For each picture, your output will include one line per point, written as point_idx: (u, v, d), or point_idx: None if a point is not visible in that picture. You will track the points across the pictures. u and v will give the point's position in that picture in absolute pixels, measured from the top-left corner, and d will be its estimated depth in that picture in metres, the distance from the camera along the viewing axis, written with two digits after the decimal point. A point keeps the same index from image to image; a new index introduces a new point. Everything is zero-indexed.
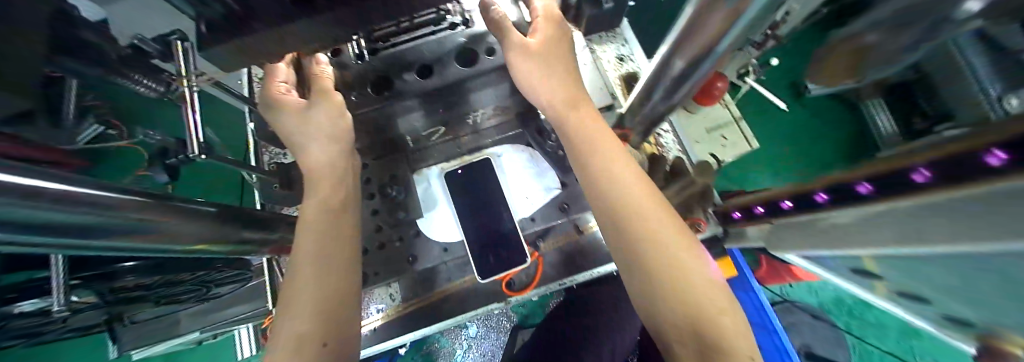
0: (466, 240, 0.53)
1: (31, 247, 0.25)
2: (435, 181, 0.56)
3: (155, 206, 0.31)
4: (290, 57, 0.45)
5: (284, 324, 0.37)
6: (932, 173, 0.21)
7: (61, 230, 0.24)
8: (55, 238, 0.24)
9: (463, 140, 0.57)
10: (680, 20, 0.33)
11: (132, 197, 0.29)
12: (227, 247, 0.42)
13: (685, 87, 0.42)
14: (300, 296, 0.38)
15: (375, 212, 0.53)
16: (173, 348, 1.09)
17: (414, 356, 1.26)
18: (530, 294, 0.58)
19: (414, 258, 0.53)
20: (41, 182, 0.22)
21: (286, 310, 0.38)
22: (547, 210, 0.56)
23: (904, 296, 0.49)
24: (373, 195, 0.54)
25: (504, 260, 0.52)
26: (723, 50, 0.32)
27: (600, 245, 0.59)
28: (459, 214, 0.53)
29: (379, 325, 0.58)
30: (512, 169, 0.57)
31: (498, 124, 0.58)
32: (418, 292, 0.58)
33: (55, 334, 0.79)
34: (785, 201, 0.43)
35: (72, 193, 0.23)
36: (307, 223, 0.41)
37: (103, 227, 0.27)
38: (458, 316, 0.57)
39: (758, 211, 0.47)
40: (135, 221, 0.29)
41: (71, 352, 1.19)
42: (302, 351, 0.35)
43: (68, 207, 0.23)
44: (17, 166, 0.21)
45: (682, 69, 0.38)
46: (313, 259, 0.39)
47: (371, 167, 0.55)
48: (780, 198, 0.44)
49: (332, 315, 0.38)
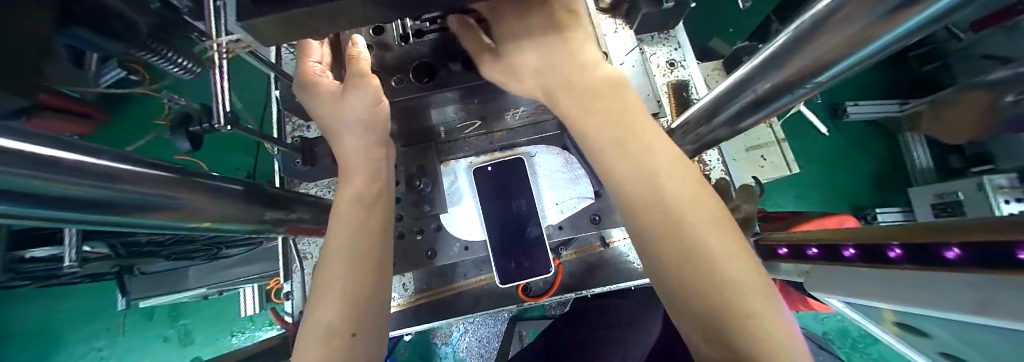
0: (489, 242, 0.50)
1: (44, 219, 0.22)
2: (462, 175, 0.55)
3: (179, 183, 0.28)
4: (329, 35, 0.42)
5: (314, 311, 0.35)
6: None
7: (76, 205, 0.21)
8: (68, 214, 0.22)
9: (496, 135, 0.55)
10: (772, 43, 0.29)
11: (161, 172, 0.27)
12: (246, 225, 0.40)
13: (759, 112, 0.39)
14: (328, 285, 0.36)
15: (399, 202, 0.50)
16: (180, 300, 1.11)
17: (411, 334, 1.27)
18: (546, 301, 0.56)
19: (433, 253, 0.50)
20: (59, 152, 0.18)
21: (315, 311, 0.35)
22: (576, 219, 0.51)
23: (947, 357, 0.44)
24: (399, 183, 0.51)
25: (525, 269, 0.49)
26: (821, 79, 0.29)
27: (625, 260, 0.57)
28: (484, 212, 0.51)
29: (394, 312, 0.56)
30: (544, 171, 0.54)
31: (536, 122, 0.54)
32: (432, 284, 0.57)
33: (68, 277, 0.81)
34: (850, 247, 0.39)
35: (95, 167, 0.21)
36: (342, 218, 0.39)
37: (122, 203, 0.24)
38: (472, 315, 0.55)
39: (812, 252, 0.44)
40: (157, 197, 0.26)
41: (83, 294, 1.23)
42: (332, 341, 0.33)
43: (91, 183, 0.20)
44: (34, 131, 0.18)
45: (765, 91, 0.34)
46: (343, 247, 0.37)
47: (400, 154, 0.52)
48: (843, 244, 0.40)
49: (360, 306, 0.36)
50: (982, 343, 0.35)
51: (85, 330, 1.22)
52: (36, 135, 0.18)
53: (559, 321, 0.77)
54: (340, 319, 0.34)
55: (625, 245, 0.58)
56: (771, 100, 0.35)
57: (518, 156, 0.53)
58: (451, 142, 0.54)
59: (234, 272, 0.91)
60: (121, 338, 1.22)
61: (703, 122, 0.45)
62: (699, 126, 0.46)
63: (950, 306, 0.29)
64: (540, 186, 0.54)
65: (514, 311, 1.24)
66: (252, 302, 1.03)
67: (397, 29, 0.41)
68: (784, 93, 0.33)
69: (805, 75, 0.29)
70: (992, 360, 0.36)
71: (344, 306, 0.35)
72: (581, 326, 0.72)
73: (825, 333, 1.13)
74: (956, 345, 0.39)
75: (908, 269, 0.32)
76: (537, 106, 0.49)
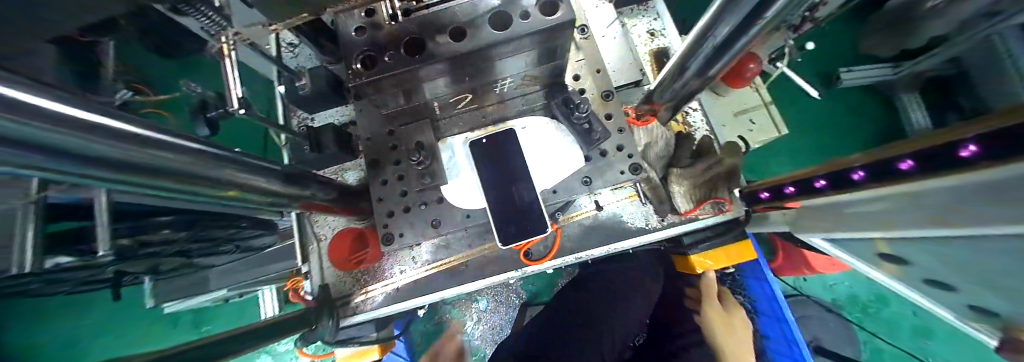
0: (488, 207, 0.52)
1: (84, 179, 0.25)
2: (458, 149, 0.57)
3: (206, 156, 0.31)
4: (348, 18, 0.45)
5: None
6: (980, 150, 0.21)
7: (136, 172, 0.26)
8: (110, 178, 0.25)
9: (488, 110, 0.57)
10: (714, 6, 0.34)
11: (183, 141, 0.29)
12: (262, 197, 0.43)
13: (724, 60, 0.42)
14: None
15: (402, 178, 0.54)
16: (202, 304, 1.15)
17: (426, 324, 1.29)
18: (547, 264, 0.59)
19: (438, 222, 0.53)
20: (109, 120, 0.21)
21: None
22: (569, 181, 0.54)
23: (934, 284, 0.46)
24: (400, 161, 0.54)
25: (524, 229, 0.51)
26: (768, 23, 0.33)
27: (620, 221, 0.60)
28: (483, 182, 0.53)
29: (408, 283, 0.59)
30: (535, 141, 0.57)
31: (525, 93, 0.56)
32: (440, 256, 0.59)
33: (83, 287, 0.77)
34: (820, 179, 0.40)
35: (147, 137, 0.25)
36: None
37: (164, 170, 0.27)
38: (481, 280, 0.58)
39: (789, 191, 0.47)
40: (185, 165, 0.29)
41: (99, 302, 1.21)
42: None
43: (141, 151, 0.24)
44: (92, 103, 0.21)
45: (724, 40, 0.37)
46: None
47: (398, 134, 0.55)
48: (816, 177, 0.41)
49: None
50: (960, 265, 0.36)
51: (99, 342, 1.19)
52: (104, 111, 0.21)
53: (563, 292, 0.78)
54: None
55: (618, 208, 0.60)
56: (727, 43, 0.38)
57: (508, 129, 0.54)
58: (446, 120, 0.57)
59: (235, 278, 0.89)
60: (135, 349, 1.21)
61: (679, 74, 0.48)
62: (677, 79, 0.49)
63: (923, 223, 0.32)
64: (532, 155, 0.56)
65: (524, 297, 1.28)
66: (269, 302, 1.06)
67: (387, 9, 0.46)
68: (741, 37, 0.36)
69: (753, 20, 0.32)
70: (967, 278, 0.38)
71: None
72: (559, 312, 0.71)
73: (835, 299, 1.10)
74: (940, 270, 0.41)
75: (873, 187, 0.33)
76: (523, 77, 0.51)
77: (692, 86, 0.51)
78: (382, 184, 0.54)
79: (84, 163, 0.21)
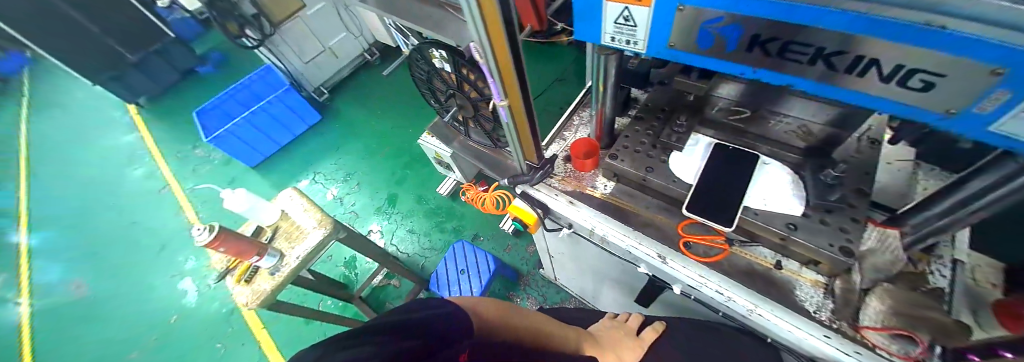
0: (695, 183, 0.63)
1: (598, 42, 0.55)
2: (700, 145, 0.68)
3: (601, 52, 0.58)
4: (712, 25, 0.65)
5: None
6: None
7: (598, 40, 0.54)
8: (587, 33, 0.54)
9: (750, 134, 0.67)
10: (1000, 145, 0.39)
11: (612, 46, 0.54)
12: (598, 97, 0.69)
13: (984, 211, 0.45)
14: None
15: (648, 132, 0.72)
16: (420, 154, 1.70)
17: (500, 289, 1.36)
18: (699, 263, 0.64)
19: (651, 169, 0.67)
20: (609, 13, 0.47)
21: None
22: (774, 219, 0.59)
23: None
24: (659, 123, 0.72)
25: (721, 215, 0.59)
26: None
27: (793, 288, 0.61)
28: (705, 167, 0.64)
29: (588, 194, 0.75)
30: (766, 176, 0.63)
31: (788, 141, 0.65)
32: (621, 196, 0.73)
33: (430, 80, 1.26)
34: None
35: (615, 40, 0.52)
36: None
37: (604, 47, 0.55)
38: (638, 233, 0.68)
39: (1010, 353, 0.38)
40: (600, 53, 0.58)
41: (380, 116, 1.87)
42: None
43: (614, 34, 0.51)
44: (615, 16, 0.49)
45: (988, 186, 0.42)
46: None
47: (669, 109, 0.73)
48: None
49: None
50: None
51: (368, 137, 1.81)
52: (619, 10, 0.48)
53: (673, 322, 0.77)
54: (487, 57, 0.51)
55: (795, 279, 0.62)
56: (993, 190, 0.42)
57: (757, 153, 0.64)
58: (711, 119, 0.70)
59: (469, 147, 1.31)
60: (362, 145, 1.79)
61: (930, 205, 0.50)
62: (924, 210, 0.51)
63: None
64: (756, 182, 0.63)
65: None
66: (450, 184, 1.52)
67: None
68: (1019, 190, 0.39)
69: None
70: None
71: (495, 55, 0.52)
72: (633, 352, 0.66)
73: None
74: None
75: None
76: (802, 126, 0.63)
77: (943, 228, 0.51)
78: (636, 130, 0.73)
79: (606, 20, 0.49)
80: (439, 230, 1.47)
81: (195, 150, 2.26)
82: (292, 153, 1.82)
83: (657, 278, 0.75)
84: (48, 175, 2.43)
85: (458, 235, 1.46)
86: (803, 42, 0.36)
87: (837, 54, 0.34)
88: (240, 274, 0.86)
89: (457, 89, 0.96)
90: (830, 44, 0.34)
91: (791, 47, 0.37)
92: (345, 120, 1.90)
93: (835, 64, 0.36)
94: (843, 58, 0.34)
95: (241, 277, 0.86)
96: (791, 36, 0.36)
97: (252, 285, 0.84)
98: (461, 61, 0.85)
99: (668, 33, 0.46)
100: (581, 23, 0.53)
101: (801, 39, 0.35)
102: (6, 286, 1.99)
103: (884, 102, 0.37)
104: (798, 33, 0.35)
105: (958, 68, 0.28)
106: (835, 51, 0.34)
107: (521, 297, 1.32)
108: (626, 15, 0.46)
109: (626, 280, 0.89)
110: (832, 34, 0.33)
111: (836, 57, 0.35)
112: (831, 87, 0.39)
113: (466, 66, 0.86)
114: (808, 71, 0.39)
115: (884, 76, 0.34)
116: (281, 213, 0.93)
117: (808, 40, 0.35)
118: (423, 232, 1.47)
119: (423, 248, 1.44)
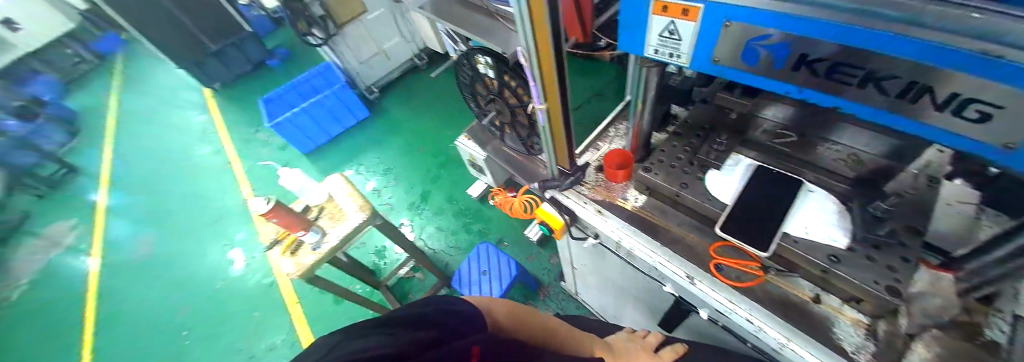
0: (730, 202, 0.63)
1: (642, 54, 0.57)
2: (740, 167, 0.68)
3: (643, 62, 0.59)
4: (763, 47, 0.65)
5: None
6: None
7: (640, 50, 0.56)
8: (630, 43, 0.56)
9: (795, 158, 0.66)
10: None
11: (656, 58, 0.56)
12: (639, 111, 0.71)
13: None
14: None
15: (686, 149, 0.73)
16: (455, 155, 1.77)
17: (517, 295, 1.38)
18: (729, 288, 0.62)
19: (685, 186, 0.68)
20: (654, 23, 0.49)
21: None
22: (815, 248, 0.57)
23: None
24: (700, 141, 0.73)
25: (756, 238, 0.58)
26: None
27: (831, 324, 0.57)
28: (744, 188, 0.64)
29: (616, 205, 0.76)
30: (811, 205, 0.62)
31: (837, 169, 0.63)
32: (651, 210, 0.73)
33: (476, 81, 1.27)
34: None
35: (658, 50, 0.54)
36: None
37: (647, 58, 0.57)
38: (665, 249, 0.68)
39: None
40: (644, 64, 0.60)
41: (421, 117, 1.99)
42: None
43: (657, 44, 0.52)
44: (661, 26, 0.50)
45: None
46: None
47: (710, 128, 0.74)
48: None
49: None
50: None
51: (407, 135, 1.92)
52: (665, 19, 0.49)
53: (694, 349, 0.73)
54: (531, 60, 0.55)
55: (835, 315, 0.58)
56: None
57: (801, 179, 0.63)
58: (753, 141, 0.70)
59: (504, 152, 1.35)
60: (401, 142, 1.90)
61: None
62: None
63: None
64: (799, 210, 0.61)
65: None
66: (479, 187, 1.57)
67: None
68: None
69: None
70: None
71: (539, 57, 0.55)
72: None
73: None
74: None
75: None
76: (852, 154, 0.63)
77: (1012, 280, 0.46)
78: (672, 146, 0.74)
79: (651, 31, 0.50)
80: (464, 230, 1.52)
81: (255, 134, 2.51)
82: (338, 144, 1.97)
83: (682, 300, 0.74)
84: (132, 144, 2.79)
85: (482, 237, 1.49)
86: (856, 65, 0.35)
87: (890, 78, 0.34)
88: (287, 246, 0.95)
89: (499, 95, 1.01)
90: (883, 68, 0.33)
91: (841, 68, 0.37)
92: (388, 118, 2.03)
93: (888, 89, 0.35)
94: (895, 81, 0.33)
95: (288, 249, 0.94)
96: (843, 57, 0.35)
97: (296, 257, 0.92)
98: (505, 69, 0.90)
99: (713, 47, 0.47)
100: (624, 35, 0.55)
101: (852, 61, 0.35)
102: (86, 235, 2.28)
103: (938, 131, 0.35)
104: (851, 55, 0.34)
105: (1017, 102, 0.26)
106: (889, 75, 0.33)
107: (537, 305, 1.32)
108: (671, 29, 0.49)
109: (650, 300, 0.87)
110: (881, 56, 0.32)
111: (888, 81, 0.34)
112: (882, 111, 0.38)
113: (509, 74, 0.91)
114: (857, 93, 0.38)
115: (938, 104, 0.32)
116: (328, 196, 1.02)
117: (860, 63, 0.35)
118: (450, 230, 1.53)
119: (448, 246, 1.49)
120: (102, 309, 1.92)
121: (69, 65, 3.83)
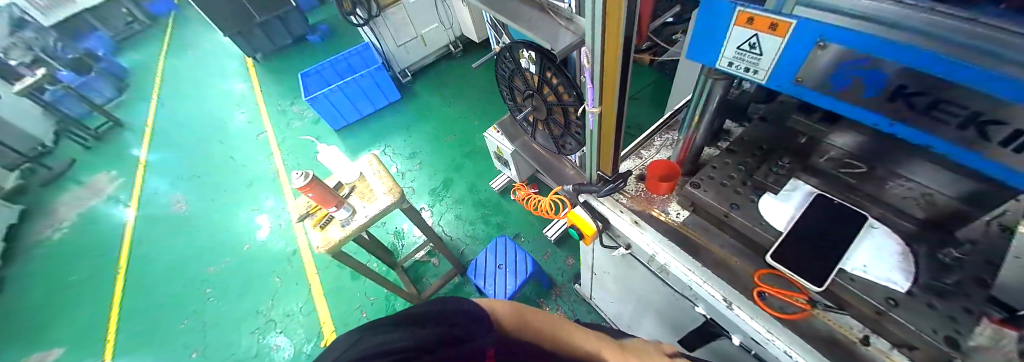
0: (784, 229, 0.60)
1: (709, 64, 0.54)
2: (798, 193, 0.64)
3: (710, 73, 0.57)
4: None
5: None
6: None
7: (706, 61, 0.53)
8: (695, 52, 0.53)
9: (860, 190, 0.62)
10: None
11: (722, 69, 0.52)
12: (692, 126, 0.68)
13: None
14: None
15: (739, 169, 0.70)
16: (481, 146, 1.78)
17: (530, 292, 1.37)
18: (770, 316, 0.57)
19: (736, 206, 0.66)
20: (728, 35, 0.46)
21: None
22: (872, 287, 0.54)
23: None
24: (756, 162, 0.71)
25: (807, 269, 0.55)
26: None
27: None
28: (800, 216, 0.61)
29: (655, 217, 0.74)
30: (873, 242, 0.57)
31: (904, 207, 0.58)
32: (692, 227, 0.71)
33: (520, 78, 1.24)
34: None
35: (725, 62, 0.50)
36: None
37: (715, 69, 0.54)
38: (703, 268, 0.64)
39: None
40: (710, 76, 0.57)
41: (451, 104, 2.00)
42: None
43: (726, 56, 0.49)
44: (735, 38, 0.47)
45: None
46: None
47: (767, 149, 0.71)
48: None
49: None
50: None
51: (435, 122, 1.94)
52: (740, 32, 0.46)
53: None
54: (594, 62, 0.54)
55: None
56: None
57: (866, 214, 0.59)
58: (814, 167, 0.67)
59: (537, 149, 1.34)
60: (428, 127, 1.92)
61: None
62: None
63: None
64: (858, 245, 0.57)
65: None
66: (502, 181, 1.57)
67: None
68: None
69: None
70: None
71: (603, 62, 0.53)
72: None
73: None
74: None
75: None
76: (924, 194, 0.57)
77: None
78: (725, 163, 0.73)
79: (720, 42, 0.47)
80: (483, 222, 1.53)
81: (289, 106, 2.59)
82: (366, 123, 2.01)
83: (714, 322, 0.71)
84: (173, 104, 2.93)
85: (500, 231, 1.49)
86: (953, 103, 0.32)
87: (995, 124, 0.30)
88: (317, 220, 0.96)
89: (537, 91, 0.99)
90: (988, 110, 0.30)
91: (940, 105, 0.33)
92: (418, 102, 2.05)
93: (991, 134, 0.31)
94: (997, 127, 0.30)
95: (317, 222, 0.96)
96: (942, 93, 0.32)
97: (324, 231, 0.94)
98: (547, 66, 0.86)
99: (796, 68, 0.42)
100: (692, 45, 0.51)
101: (953, 99, 0.31)
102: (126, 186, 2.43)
103: None
104: (953, 92, 0.31)
105: None
106: (994, 119, 0.30)
107: (549, 304, 1.32)
108: (753, 42, 0.43)
109: (675, 316, 0.84)
110: (986, 97, 0.29)
111: (992, 126, 0.30)
112: (975, 155, 0.34)
113: (551, 71, 0.87)
114: (950, 133, 0.34)
115: None
116: (359, 175, 1.03)
117: (963, 102, 0.31)
118: (469, 220, 1.54)
119: (466, 235, 1.50)
120: (137, 258, 2.03)
121: (124, 24, 4.06)
